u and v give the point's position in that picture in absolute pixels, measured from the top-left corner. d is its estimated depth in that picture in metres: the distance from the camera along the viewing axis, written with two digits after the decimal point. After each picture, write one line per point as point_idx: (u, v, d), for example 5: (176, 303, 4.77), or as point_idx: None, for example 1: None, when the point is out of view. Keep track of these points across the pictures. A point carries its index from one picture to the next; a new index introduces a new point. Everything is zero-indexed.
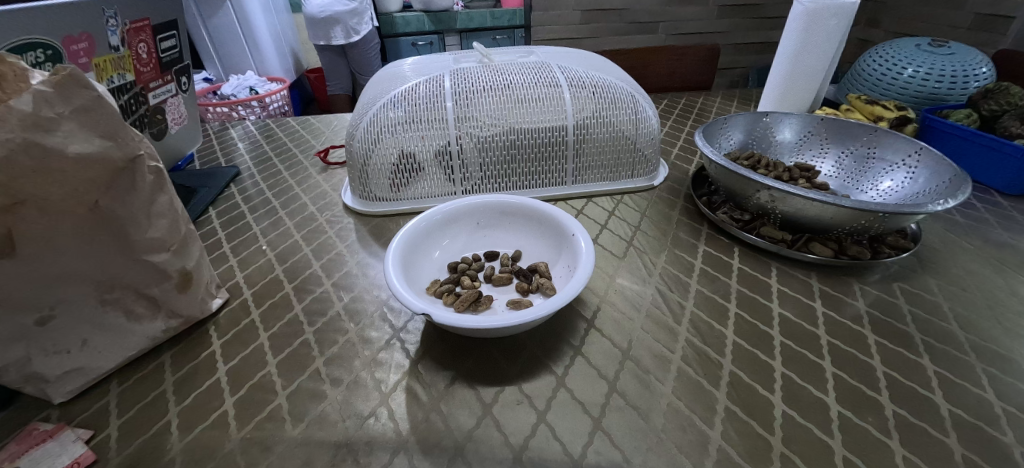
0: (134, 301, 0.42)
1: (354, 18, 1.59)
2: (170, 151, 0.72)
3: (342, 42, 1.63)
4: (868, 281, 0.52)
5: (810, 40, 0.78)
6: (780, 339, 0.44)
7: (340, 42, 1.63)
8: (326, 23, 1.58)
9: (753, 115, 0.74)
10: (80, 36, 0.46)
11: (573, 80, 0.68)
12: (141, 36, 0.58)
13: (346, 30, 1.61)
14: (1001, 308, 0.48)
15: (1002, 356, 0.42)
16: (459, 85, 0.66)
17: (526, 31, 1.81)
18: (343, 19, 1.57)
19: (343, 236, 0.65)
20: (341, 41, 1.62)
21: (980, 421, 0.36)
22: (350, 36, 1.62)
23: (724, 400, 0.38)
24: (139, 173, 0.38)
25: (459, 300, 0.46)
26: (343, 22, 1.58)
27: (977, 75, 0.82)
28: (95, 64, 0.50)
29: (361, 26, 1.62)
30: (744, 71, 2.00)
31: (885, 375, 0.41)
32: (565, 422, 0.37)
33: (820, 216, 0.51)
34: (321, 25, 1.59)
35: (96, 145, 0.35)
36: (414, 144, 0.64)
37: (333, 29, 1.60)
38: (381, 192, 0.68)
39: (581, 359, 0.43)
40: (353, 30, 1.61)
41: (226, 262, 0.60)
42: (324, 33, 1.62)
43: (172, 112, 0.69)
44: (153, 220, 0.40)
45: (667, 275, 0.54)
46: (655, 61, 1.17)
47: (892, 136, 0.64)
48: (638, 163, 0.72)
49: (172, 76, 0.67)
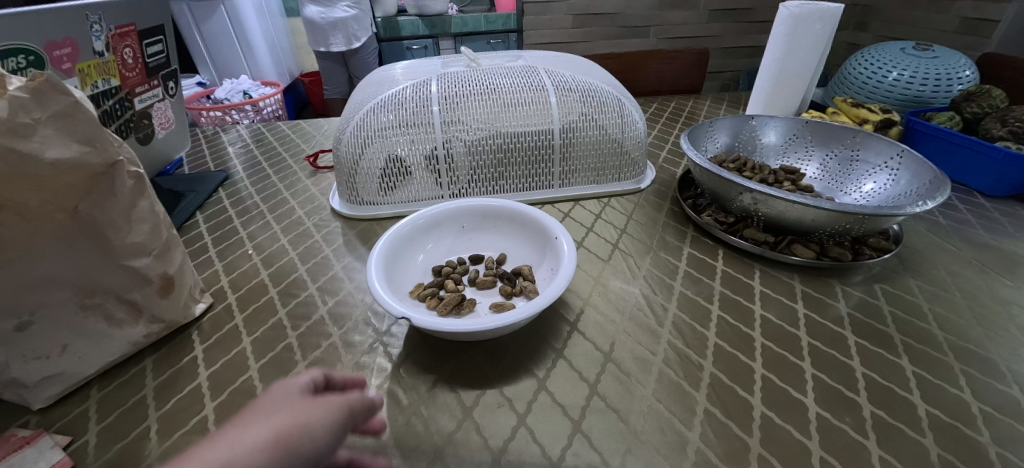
0: (115, 307, 0.42)
1: (356, 24, 1.61)
2: (156, 155, 0.71)
3: (341, 49, 1.65)
4: (850, 283, 0.53)
5: (796, 44, 0.79)
6: (760, 341, 0.45)
7: (339, 48, 1.65)
8: (328, 29, 1.60)
9: (739, 118, 0.74)
10: (63, 41, 0.47)
11: (560, 84, 0.68)
12: (127, 41, 0.58)
13: (347, 37, 1.63)
14: (981, 309, 0.48)
15: (981, 357, 0.43)
16: (447, 89, 0.67)
17: (520, 35, 1.82)
18: (346, 25, 1.60)
19: (329, 240, 0.65)
20: (341, 47, 1.64)
21: (957, 421, 0.37)
22: (351, 42, 1.65)
23: (703, 402, 0.39)
24: (119, 178, 0.39)
25: (441, 303, 0.46)
26: (345, 30, 1.61)
27: (961, 78, 0.83)
28: (79, 70, 0.50)
29: (361, 32, 1.66)
30: (735, 74, 2.02)
31: (864, 376, 0.41)
32: (545, 426, 0.37)
33: (802, 218, 0.51)
34: (322, 31, 1.62)
35: (73, 150, 0.35)
36: (402, 147, 0.64)
37: (333, 36, 1.62)
38: (369, 195, 0.68)
39: (564, 362, 0.43)
40: (354, 37, 1.65)
41: (211, 267, 0.59)
42: (324, 40, 1.64)
43: (159, 117, 0.69)
44: (134, 225, 0.41)
45: (651, 277, 0.55)
46: (645, 65, 1.18)
47: (875, 138, 0.65)
48: (624, 166, 0.73)
49: (159, 81, 0.67)
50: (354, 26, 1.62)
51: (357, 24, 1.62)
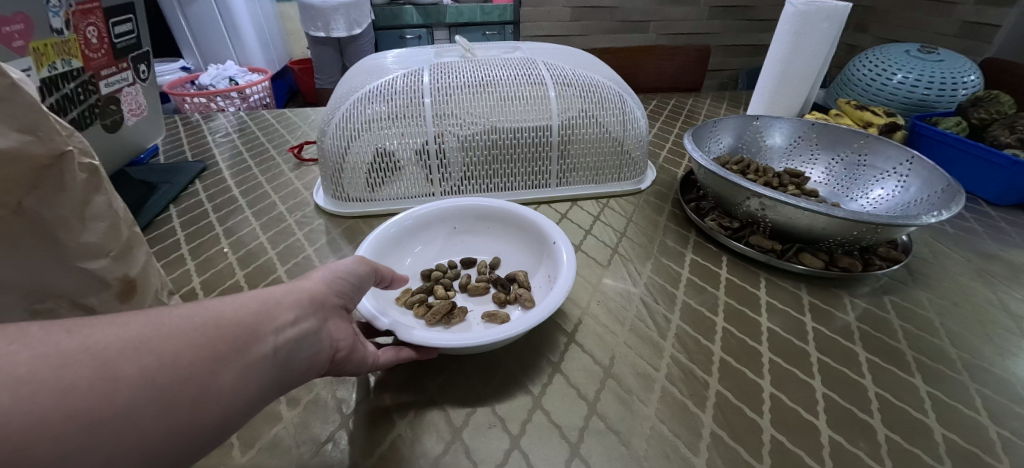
0: (69, 313, 0.36)
1: (359, 10, 1.57)
2: (126, 145, 0.66)
3: (344, 34, 1.59)
4: (858, 294, 0.51)
5: (802, 42, 0.76)
6: (768, 357, 0.42)
7: (342, 33, 1.58)
8: (330, 13, 1.54)
9: (743, 118, 0.71)
10: (13, 17, 0.42)
11: (559, 78, 0.65)
12: (90, 19, 0.53)
13: (350, 23, 1.58)
14: (992, 324, 0.47)
15: (996, 377, 0.41)
16: (440, 80, 0.63)
17: (516, 27, 1.77)
18: (349, 9, 1.55)
19: (312, 238, 0.61)
20: (343, 33, 1.58)
21: (976, 448, 0.35)
22: (353, 28, 1.59)
23: (710, 424, 0.36)
24: (70, 172, 0.35)
25: (430, 312, 0.43)
26: (348, 14, 1.56)
27: (966, 83, 0.82)
28: (33, 49, 0.45)
29: (362, 19, 1.61)
30: (733, 73, 2.00)
31: (877, 396, 0.39)
32: (540, 449, 0.34)
33: (812, 226, 0.49)
34: (323, 15, 1.54)
35: (11, 139, 0.31)
36: (392, 141, 0.61)
37: (336, 19, 1.55)
38: (356, 192, 0.64)
39: (560, 377, 0.40)
40: (357, 23, 1.59)
41: (182, 266, 0.55)
42: (325, 24, 1.57)
43: (129, 103, 0.64)
44: (89, 224, 0.37)
45: (653, 284, 0.52)
46: (645, 60, 1.15)
47: (884, 143, 0.63)
48: (625, 165, 0.70)
49: (128, 64, 0.62)
50: (357, 13, 1.57)
51: (360, 11, 1.58)
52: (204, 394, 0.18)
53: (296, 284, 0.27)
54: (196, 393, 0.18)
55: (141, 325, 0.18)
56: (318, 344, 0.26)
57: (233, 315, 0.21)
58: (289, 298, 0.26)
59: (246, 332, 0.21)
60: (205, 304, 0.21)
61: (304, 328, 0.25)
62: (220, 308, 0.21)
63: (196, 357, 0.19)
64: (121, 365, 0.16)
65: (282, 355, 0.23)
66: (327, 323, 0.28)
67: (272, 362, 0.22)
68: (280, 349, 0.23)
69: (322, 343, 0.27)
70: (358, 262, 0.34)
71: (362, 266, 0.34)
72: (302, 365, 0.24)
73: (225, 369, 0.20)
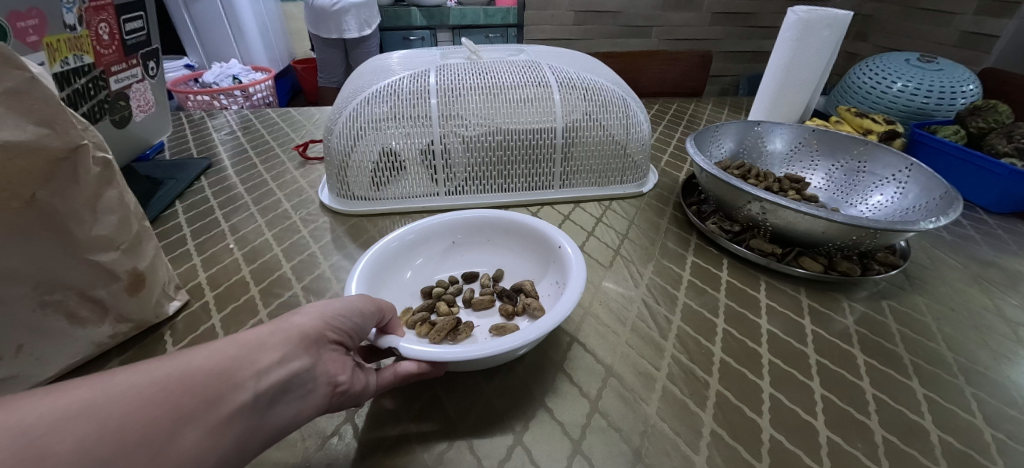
0: (78, 305, 0.37)
1: (368, 10, 1.59)
2: (134, 141, 0.67)
3: (356, 36, 1.61)
4: (856, 297, 0.51)
5: (803, 50, 0.77)
6: (768, 358, 0.43)
7: (354, 36, 1.60)
8: (340, 16, 1.54)
9: (744, 123, 0.72)
10: (29, 12, 0.42)
11: (563, 81, 0.65)
12: (102, 16, 0.54)
13: (361, 23, 1.59)
14: (987, 329, 0.47)
15: (991, 381, 0.41)
16: (446, 81, 0.64)
17: (519, 30, 1.79)
18: (360, 11, 1.56)
19: (317, 236, 0.62)
20: (355, 34, 1.60)
21: (970, 449, 0.35)
22: (364, 29, 1.61)
23: (710, 423, 0.37)
24: (83, 165, 0.36)
25: (434, 330, 0.43)
26: (358, 15, 1.57)
27: (965, 92, 0.83)
28: (47, 44, 0.46)
29: (371, 18, 1.62)
30: (735, 79, 2.01)
31: (874, 397, 0.39)
32: (543, 446, 0.35)
33: (811, 229, 0.49)
34: (333, 18, 1.54)
35: (29, 132, 0.32)
36: (397, 141, 0.61)
37: (347, 21, 1.56)
38: (361, 190, 0.65)
39: (563, 375, 0.41)
40: (367, 23, 1.61)
41: (188, 261, 0.56)
42: (337, 26, 1.57)
43: (138, 99, 0.65)
44: (100, 217, 0.37)
45: (654, 286, 0.53)
46: (646, 65, 1.16)
47: (883, 150, 0.63)
48: (627, 169, 0.70)
49: (138, 60, 0.63)
50: (366, 13, 1.59)
51: (369, 10, 1.59)
52: (164, 457, 0.18)
53: (286, 323, 0.27)
54: (153, 455, 0.17)
55: (87, 390, 0.17)
56: (310, 383, 0.26)
57: (205, 364, 0.21)
58: (271, 341, 0.25)
59: (219, 382, 0.21)
60: (173, 356, 0.20)
61: (287, 370, 0.24)
62: (190, 358, 0.21)
63: (152, 418, 0.18)
64: (56, 439, 0.15)
65: (259, 403, 0.22)
66: (318, 361, 0.27)
67: (248, 411, 0.22)
68: (257, 397, 0.22)
69: (311, 384, 0.26)
70: (362, 299, 0.33)
71: (367, 305, 0.33)
72: (280, 411, 0.24)
73: (188, 426, 0.19)
